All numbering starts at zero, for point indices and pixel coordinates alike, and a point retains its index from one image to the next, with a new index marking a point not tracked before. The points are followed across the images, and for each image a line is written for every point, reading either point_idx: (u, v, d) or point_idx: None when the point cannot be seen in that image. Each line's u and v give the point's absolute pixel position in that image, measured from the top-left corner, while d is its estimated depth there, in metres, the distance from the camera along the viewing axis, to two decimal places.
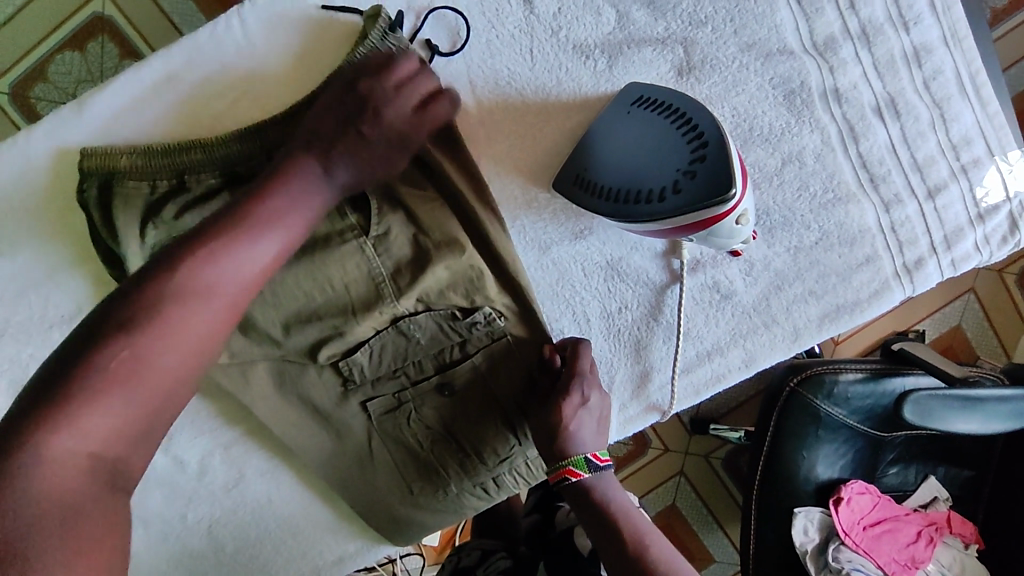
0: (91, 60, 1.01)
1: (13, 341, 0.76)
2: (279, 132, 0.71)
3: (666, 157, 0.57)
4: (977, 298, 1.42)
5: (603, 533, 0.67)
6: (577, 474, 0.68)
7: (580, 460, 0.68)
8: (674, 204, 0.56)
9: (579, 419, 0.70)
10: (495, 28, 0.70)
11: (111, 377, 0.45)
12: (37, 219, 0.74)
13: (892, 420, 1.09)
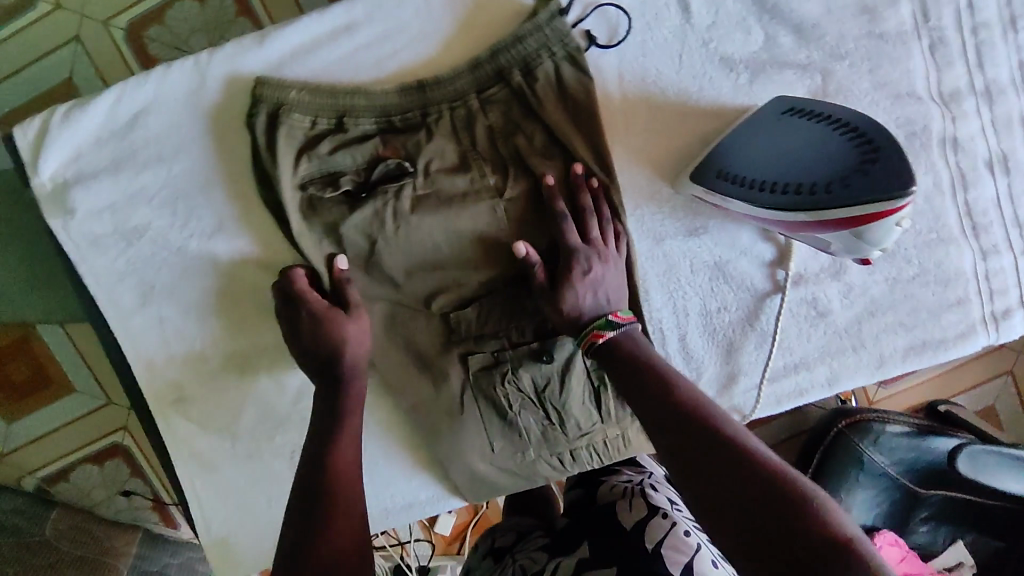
0: (207, 11, 1.01)
1: (153, 243, 0.81)
2: (439, 92, 0.76)
3: (833, 153, 0.61)
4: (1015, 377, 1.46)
5: (641, 394, 0.64)
6: (602, 335, 0.69)
7: (602, 321, 0.70)
8: (838, 197, 0.60)
9: (596, 293, 0.72)
10: (651, 30, 0.75)
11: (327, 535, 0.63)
12: (201, 141, 0.79)
13: (933, 478, 1.12)
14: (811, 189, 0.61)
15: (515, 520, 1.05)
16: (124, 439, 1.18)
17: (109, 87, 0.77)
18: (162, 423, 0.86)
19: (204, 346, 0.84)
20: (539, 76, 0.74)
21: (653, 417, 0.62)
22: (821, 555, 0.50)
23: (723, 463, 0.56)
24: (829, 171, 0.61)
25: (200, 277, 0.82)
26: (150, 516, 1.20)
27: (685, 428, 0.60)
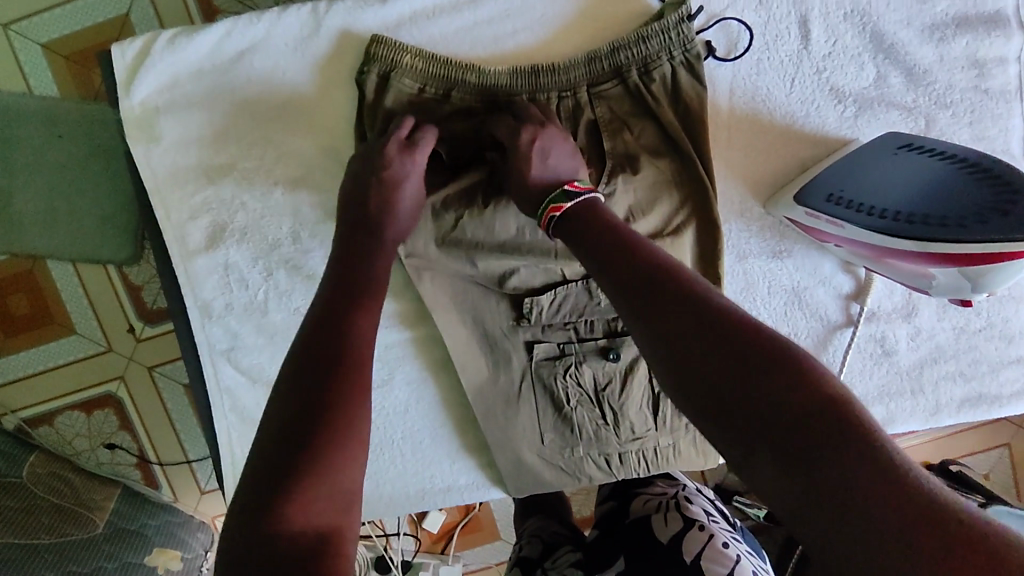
0: None
1: (235, 184, 0.79)
2: (551, 78, 0.75)
3: (967, 193, 0.61)
4: None
5: (601, 259, 0.53)
6: (560, 209, 0.60)
7: (559, 193, 0.61)
8: (959, 231, 0.60)
9: (545, 161, 0.66)
10: (769, 51, 0.77)
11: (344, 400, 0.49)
12: (302, 89, 0.77)
13: None
14: (941, 223, 0.61)
15: (540, 526, 0.99)
16: (117, 390, 1.11)
17: (221, 20, 0.76)
18: (210, 370, 0.83)
19: (267, 297, 0.82)
20: (656, 79, 0.75)
21: (613, 283, 0.51)
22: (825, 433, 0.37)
23: (700, 329, 0.44)
24: (955, 207, 0.61)
25: (277, 226, 0.80)
26: (132, 474, 1.14)
27: (652, 291, 0.48)
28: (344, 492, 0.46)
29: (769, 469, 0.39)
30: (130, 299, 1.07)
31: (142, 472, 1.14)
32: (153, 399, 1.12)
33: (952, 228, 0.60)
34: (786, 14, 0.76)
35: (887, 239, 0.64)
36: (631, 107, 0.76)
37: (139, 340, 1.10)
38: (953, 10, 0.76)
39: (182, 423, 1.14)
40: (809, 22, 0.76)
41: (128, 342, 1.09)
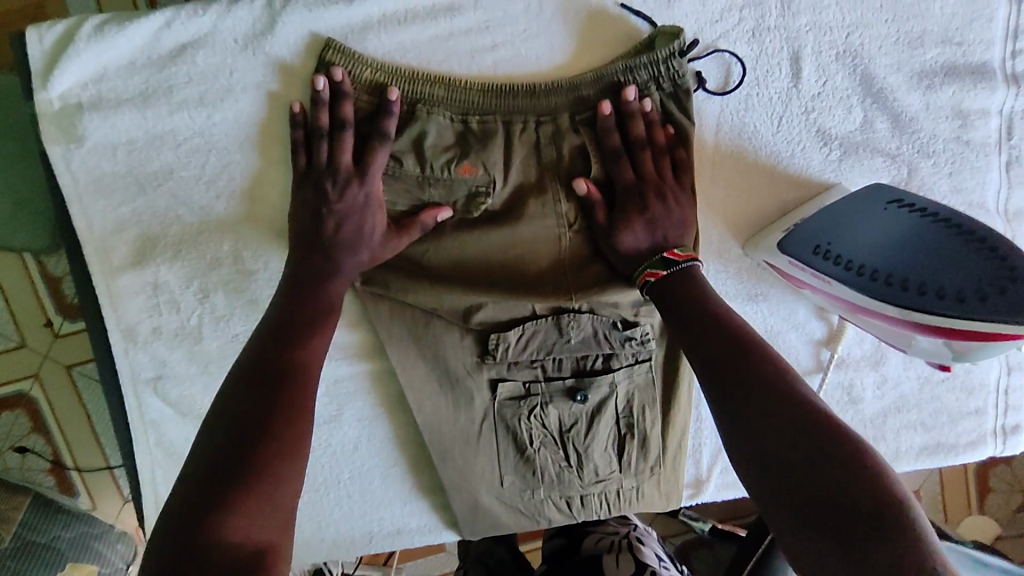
0: None
1: (170, 195, 0.70)
2: (529, 102, 0.69)
3: (964, 264, 0.59)
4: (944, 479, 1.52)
5: (682, 316, 0.60)
6: (657, 275, 0.65)
7: (657, 261, 0.65)
8: (948, 305, 0.58)
9: (647, 221, 0.68)
10: (759, 87, 0.73)
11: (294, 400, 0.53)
12: (251, 93, 0.68)
13: None
14: (938, 294, 0.59)
15: (484, 551, 0.95)
16: (31, 390, 0.99)
17: (159, 9, 0.66)
18: (132, 400, 0.74)
19: (202, 323, 0.73)
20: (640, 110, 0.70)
21: (691, 337, 0.58)
22: (859, 500, 0.45)
23: (766, 391, 0.52)
24: (946, 278, 0.59)
25: (216, 245, 0.71)
26: (44, 480, 1.01)
27: (723, 352, 0.56)
28: (279, 505, 0.48)
29: (799, 518, 0.47)
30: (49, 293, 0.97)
31: (58, 477, 1.02)
32: (75, 400, 1.01)
33: (950, 303, 0.58)
34: (779, 50, 0.73)
35: (880, 304, 0.62)
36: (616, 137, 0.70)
37: (57, 335, 0.99)
38: (942, 59, 0.74)
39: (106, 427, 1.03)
40: (801, 60, 0.73)
41: (43, 338, 0.99)
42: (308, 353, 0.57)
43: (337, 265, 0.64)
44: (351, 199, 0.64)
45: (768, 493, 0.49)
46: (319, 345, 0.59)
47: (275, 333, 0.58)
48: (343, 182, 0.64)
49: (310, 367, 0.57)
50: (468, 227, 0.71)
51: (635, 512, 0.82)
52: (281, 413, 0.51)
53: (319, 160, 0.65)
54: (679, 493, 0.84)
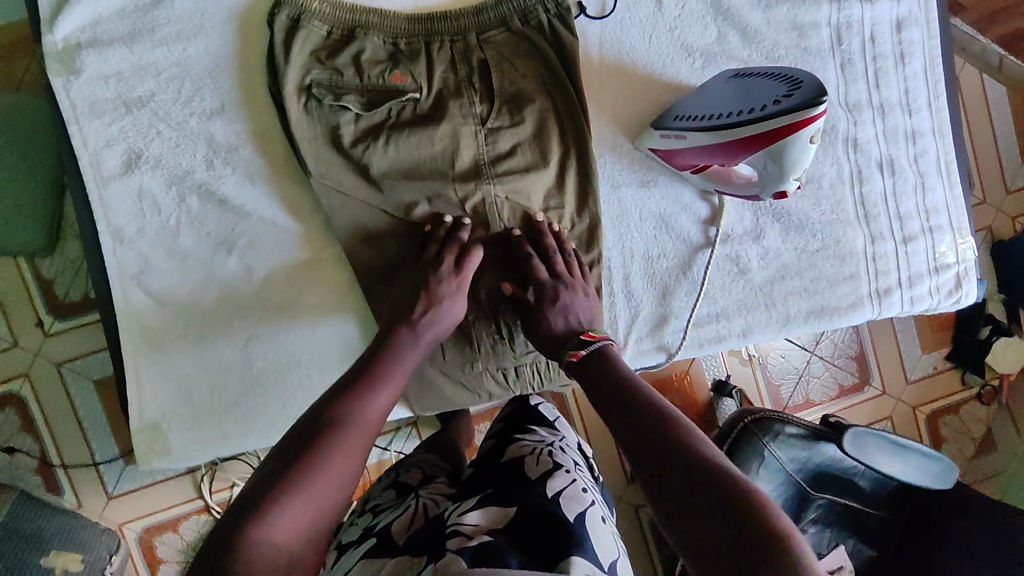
0: None
1: (152, 114, 0.85)
2: (444, 26, 0.88)
3: (766, 85, 0.73)
4: (892, 423, 1.60)
5: (595, 387, 0.72)
6: (577, 354, 0.77)
7: (577, 344, 0.78)
8: (756, 114, 0.71)
9: (566, 318, 0.82)
10: (630, 11, 0.91)
11: (369, 382, 0.70)
12: (217, 29, 0.85)
13: (822, 479, 1.26)
14: (750, 110, 0.73)
15: (420, 459, 1.01)
16: (23, 389, 1.14)
17: None
18: (118, 294, 0.86)
19: (179, 223, 0.86)
20: (534, 26, 0.88)
21: (601, 399, 0.70)
22: (701, 469, 0.56)
23: (645, 428, 0.63)
24: (755, 98, 0.73)
25: (191, 154, 0.86)
26: (30, 479, 1.13)
27: (622, 409, 0.67)
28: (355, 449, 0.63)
29: (668, 503, 0.56)
30: (43, 295, 1.13)
31: (43, 476, 1.14)
32: (61, 396, 1.14)
33: (756, 111, 0.72)
34: None
35: (715, 134, 0.76)
36: (516, 52, 0.89)
37: (47, 336, 1.14)
38: None
39: (88, 416, 1.15)
40: None
41: (36, 337, 1.14)
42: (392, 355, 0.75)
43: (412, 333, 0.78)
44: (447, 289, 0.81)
45: (645, 482, 0.59)
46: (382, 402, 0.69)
47: (340, 387, 0.69)
48: (442, 276, 0.81)
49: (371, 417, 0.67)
50: (403, 126, 0.86)
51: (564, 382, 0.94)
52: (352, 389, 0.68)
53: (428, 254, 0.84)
54: None
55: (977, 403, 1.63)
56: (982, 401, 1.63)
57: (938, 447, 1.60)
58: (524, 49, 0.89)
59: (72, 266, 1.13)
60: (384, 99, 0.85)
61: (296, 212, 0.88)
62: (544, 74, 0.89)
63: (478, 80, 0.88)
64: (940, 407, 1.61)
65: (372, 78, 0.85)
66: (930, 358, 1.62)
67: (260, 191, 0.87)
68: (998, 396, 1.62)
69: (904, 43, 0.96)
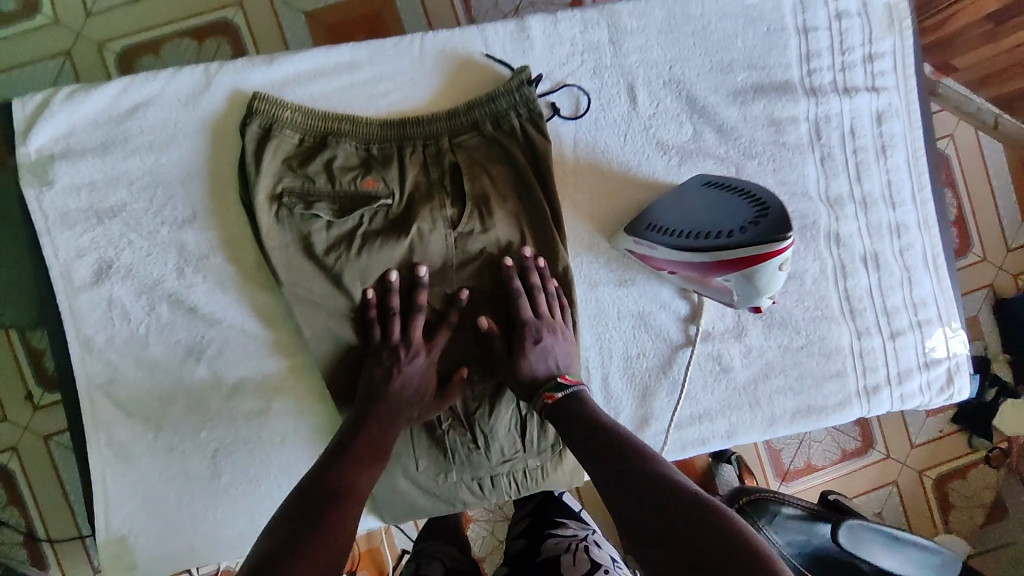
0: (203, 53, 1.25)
1: (124, 224, 0.85)
2: (417, 130, 0.87)
3: (734, 207, 0.72)
4: (899, 492, 1.54)
5: (573, 427, 0.73)
6: (552, 396, 0.78)
7: (552, 385, 0.80)
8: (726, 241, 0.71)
9: (547, 361, 0.83)
10: (604, 111, 0.91)
11: (368, 453, 0.76)
12: (189, 138, 0.85)
13: (820, 562, 1.25)
14: (718, 234, 0.72)
15: (438, 548, 1.04)
16: (11, 462, 1.15)
17: (117, 79, 0.84)
18: (87, 404, 0.85)
19: (148, 332, 0.85)
20: (507, 130, 0.88)
21: (578, 437, 0.71)
22: (672, 498, 0.58)
23: (617, 465, 0.64)
24: (724, 220, 0.72)
25: (162, 262, 0.85)
26: (17, 554, 1.15)
27: (601, 451, 0.67)
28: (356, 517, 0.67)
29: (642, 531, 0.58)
30: (31, 365, 1.15)
31: (30, 550, 1.16)
32: (51, 479, 1.17)
33: (725, 238, 0.71)
34: (616, 82, 0.91)
35: (685, 255, 0.75)
36: (488, 155, 0.88)
37: (37, 407, 1.16)
38: (751, 80, 0.92)
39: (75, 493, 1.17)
40: (635, 90, 0.91)
41: (26, 410, 1.15)
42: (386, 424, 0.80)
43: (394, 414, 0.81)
44: (414, 368, 0.83)
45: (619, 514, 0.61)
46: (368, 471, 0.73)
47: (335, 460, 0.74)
48: (412, 350, 0.83)
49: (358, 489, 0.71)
50: (375, 234, 0.85)
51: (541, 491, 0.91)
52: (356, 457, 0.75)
53: (374, 325, 0.84)
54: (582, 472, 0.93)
55: (986, 467, 1.56)
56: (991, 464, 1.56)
57: (947, 516, 1.55)
58: (496, 154, 0.88)
59: None
60: (355, 206, 0.84)
61: (267, 319, 0.87)
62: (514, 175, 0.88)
63: (449, 184, 0.87)
64: (947, 472, 1.56)
65: (343, 186, 0.84)
66: (936, 421, 1.56)
67: (231, 299, 0.86)
68: (1007, 459, 1.56)
69: (886, 135, 0.95)
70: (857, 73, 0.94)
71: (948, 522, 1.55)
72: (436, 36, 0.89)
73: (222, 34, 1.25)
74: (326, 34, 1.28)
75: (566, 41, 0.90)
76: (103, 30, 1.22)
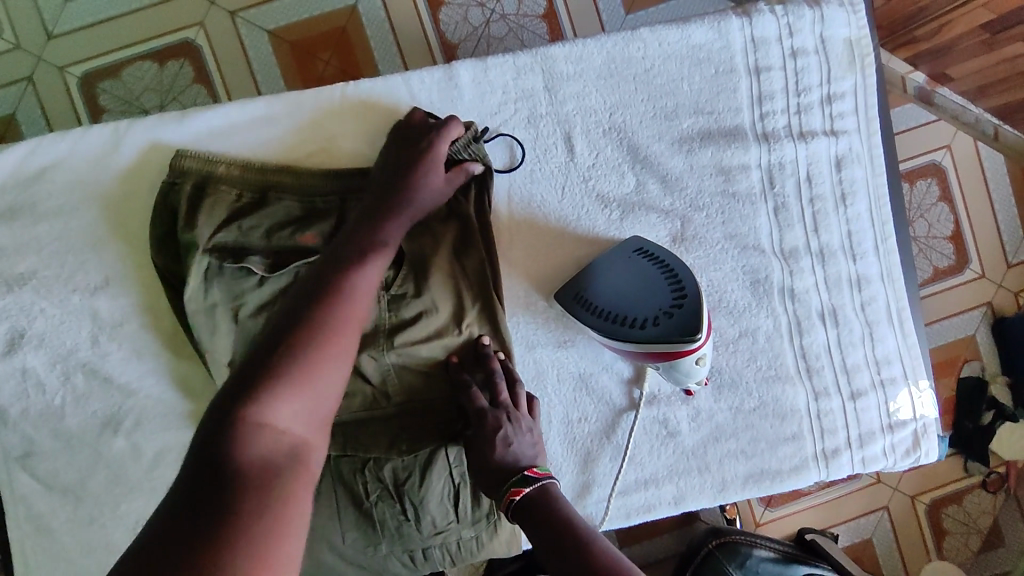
0: (165, 75, 1.18)
1: (34, 292, 0.81)
2: (359, 181, 0.82)
3: (657, 292, 0.72)
4: (889, 518, 1.41)
5: (545, 533, 0.66)
6: (521, 491, 0.71)
7: (517, 479, 0.73)
8: (644, 332, 0.70)
9: (509, 451, 0.76)
10: (540, 162, 0.86)
11: (309, 362, 0.56)
12: (99, 202, 0.82)
13: None
14: (638, 323, 0.71)
15: None
16: None
17: (24, 140, 0.81)
18: (6, 477, 0.83)
19: (64, 403, 0.83)
20: (452, 183, 0.83)
21: (552, 549, 0.64)
22: None
23: None
24: (647, 308, 0.72)
25: (75, 332, 0.82)
26: None
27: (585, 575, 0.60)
28: (291, 445, 0.52)
29: None
30: None
31: None
32: None
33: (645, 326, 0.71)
34: (552, 131, 0.86)
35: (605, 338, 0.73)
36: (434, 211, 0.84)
37: None
38: (698, 126, 0.86)
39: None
40: (572, 139, 0.86)
41: None
42: (354, 278, 0.64)
43: (346, 294, 0.62)
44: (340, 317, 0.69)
45: None
46: (301, 430, 0.53)
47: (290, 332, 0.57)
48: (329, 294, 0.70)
49: (302, 392, 0.54)
50: None
51: (478, 561, 0.87)
52: (295, 351, 0.56)
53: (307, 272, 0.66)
54: (520, 539, 0.89)
55: (982, 492, 1.40)
56: (986, 489, 1.40)
57: (941, 543, 1.40)
58: (410, 176, 0.75)
59: None
60: (292, 261, 0.79)
61: (188, 389, 0.84)
62: (433, 198, 0.77)
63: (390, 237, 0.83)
64: (941, 497, 1.40)
65: (280, 242, 0.80)
66: None
67: (151, 368, 0.83)
68: (1006, 484, 1.38)
69: (846, 182, 0.88)
70: (813, 115, 0.88)
71: (942, 549, 1.40)
72: (363, 87, 0.85)
73: (186, 56, 1.18)
74: (294, 52, 1.20)
75: (497, 89, 0.85)
76: (65, 54, 1.17)
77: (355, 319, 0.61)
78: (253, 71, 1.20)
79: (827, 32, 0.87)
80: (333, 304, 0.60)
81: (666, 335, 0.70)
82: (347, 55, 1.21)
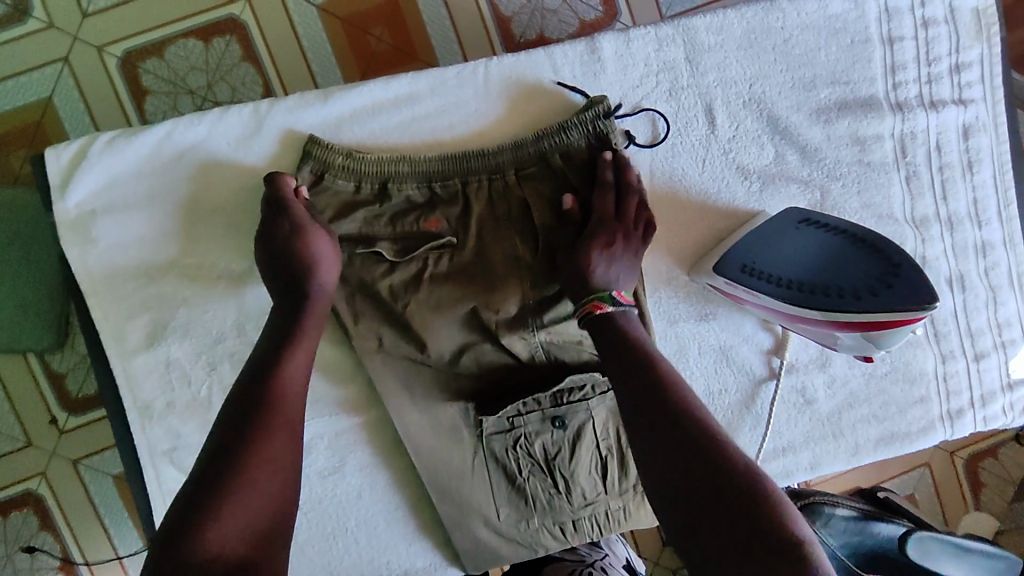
0: (211, 55, 1.08)
1: (177, 280, 0.78)
2: (480, 165, 0.80)
3: (861, 266, 0.77)
4: (928, 473, 1.41)
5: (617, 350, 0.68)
6: (602, 307, 0.71)
7: (606, 296, 0.72)
8: (860, 303, 0.75)
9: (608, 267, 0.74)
10: (681, 136, 0.85)
11: (255, 463, 0.59)
12: (239, 187, 0.78)
13: (874, 561, 1.17)
14: (850, 296, 0.76)
15: None
16: (40, 487, 1.13)
17: (159, 123, 0.76)
18: (152, 472, 0.81)
19: (211, 394, 0.81)
20: (578, 165, 0.81)
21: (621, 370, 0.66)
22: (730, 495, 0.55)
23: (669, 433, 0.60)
24: (857, 283, 0.76)
25: (220, 320, 0.80)
26: None
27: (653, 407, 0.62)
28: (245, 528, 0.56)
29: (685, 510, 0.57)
30: (54, 392, 1.12)
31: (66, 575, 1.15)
32: (78, 491, 1.14)
33: (853, 299, 0.75)
34: (693, 104, 0.85)
35: (797, 308, 0.78)
36: (560, 186, 0.80)
37: (63, 433, 1.13)
38: (835, 96, 0.86)
39: (106, 511, 1.15)
40: (713, 111, 0.85)
41: (51, 436, 1.13)
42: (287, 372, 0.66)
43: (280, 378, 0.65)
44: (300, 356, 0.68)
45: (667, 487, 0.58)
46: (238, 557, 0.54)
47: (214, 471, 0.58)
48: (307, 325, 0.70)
49: (251, 488, 0.58)
50: (444, 276, 0.79)
51: (623, 531, 0.88)
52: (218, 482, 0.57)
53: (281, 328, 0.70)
54: None
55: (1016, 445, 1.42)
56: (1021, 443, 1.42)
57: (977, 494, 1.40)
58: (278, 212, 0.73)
59: (82, 362, 1.11)
60: (419, 247, 0.78)
61: (341, 374, 0.84)
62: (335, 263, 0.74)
63: (516, 218, 0.80)
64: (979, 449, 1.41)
65: (407, 229, 0.78)
66: None
67: None
68: None
69: (972, 150, 0.90)
70: (942, 85, 0.88)
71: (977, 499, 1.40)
72: (500, 62, 0.82)
73: (231, 33, 1.08)
74: (345, 28, 1.10)
75: (640, 62, 0.83)
76: (101, 33, 1.07)
77: (293, 406, 0.64)
78: (303, 50, 1.10)
79: (957, 1, 0.86)
80: (268, 418, 0.62)
81: (886, 306, 0.73)
82: (401, 30, 1.11)
